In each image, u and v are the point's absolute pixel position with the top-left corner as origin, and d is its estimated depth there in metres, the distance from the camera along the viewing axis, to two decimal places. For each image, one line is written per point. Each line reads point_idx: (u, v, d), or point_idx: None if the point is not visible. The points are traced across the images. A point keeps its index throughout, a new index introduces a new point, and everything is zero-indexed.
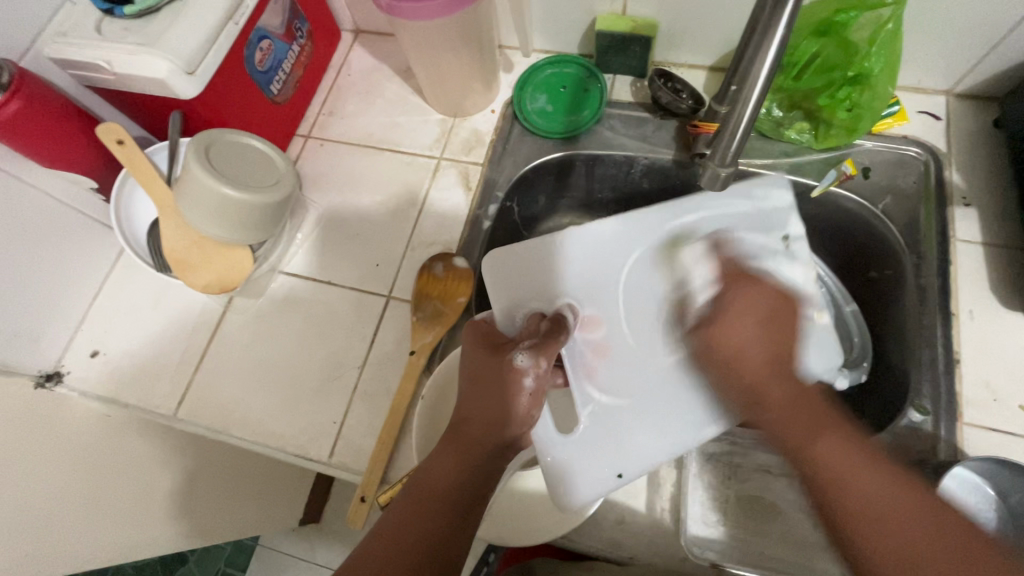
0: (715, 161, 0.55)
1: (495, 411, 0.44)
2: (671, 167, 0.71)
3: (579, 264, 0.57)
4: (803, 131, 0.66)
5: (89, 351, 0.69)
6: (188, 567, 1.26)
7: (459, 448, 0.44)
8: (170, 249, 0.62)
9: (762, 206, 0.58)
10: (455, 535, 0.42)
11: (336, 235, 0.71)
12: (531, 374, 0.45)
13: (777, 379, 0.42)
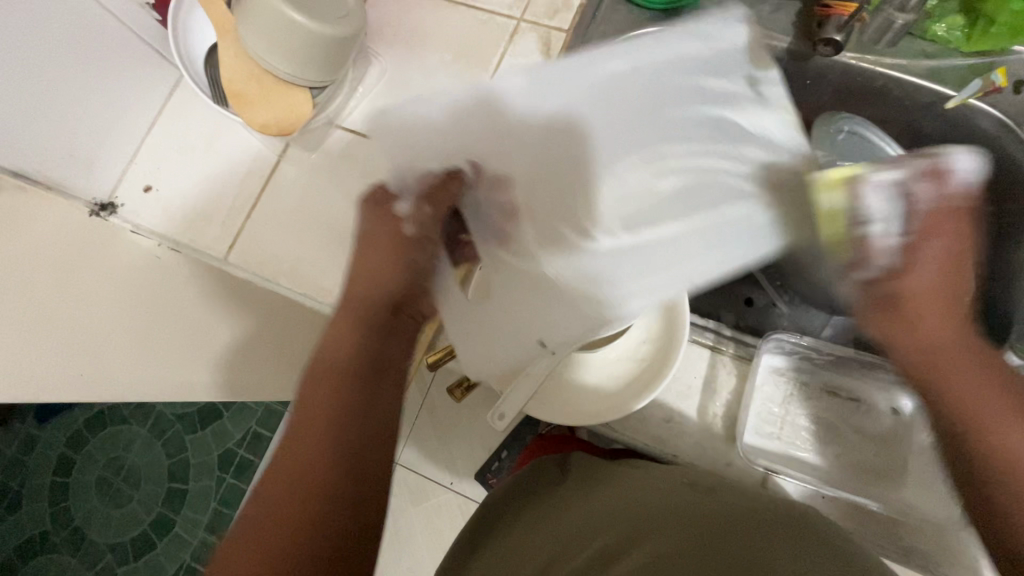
0: (894, 5, 0.53)
1: (387, 264, 0.42)
2: (783, 60, 0.62)
3: (498, 129, 0.43)
4: (954, 26, 0.56)
5: (142, 186, 0.68)
6: (224, 421, 1.34)
7: (352, 313, 0.41)
8: (231, 80, 0.57)
9: (713, 46, 0.44)
10: (376, 403, 0.38)
11: (399, 94, 0.65)
12: (410, 219, 0.43)
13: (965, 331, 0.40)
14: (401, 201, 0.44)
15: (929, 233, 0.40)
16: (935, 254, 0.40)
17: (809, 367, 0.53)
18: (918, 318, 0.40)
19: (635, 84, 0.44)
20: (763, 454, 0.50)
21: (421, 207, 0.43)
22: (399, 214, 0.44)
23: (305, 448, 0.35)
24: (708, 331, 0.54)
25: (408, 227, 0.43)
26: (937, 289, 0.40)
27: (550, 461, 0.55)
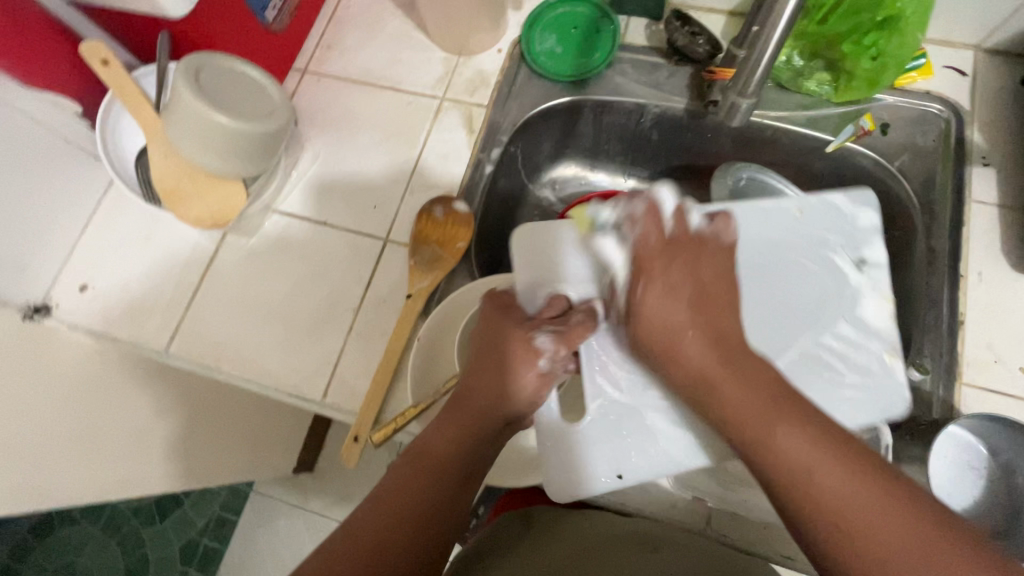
0: (736, 90, 0.55)
1: (508, 393, 0.44)
2: (682, 117, 0.69)
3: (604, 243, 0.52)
4: (823, 82, 0.63)
5: (80, 284, 0.68)
6: (184, 509, 1.28)
7: (464, 425, 0.44)
8: (162, 180, 0.60)
9: (848, 217, 0.55)
10: (457, 507, 0.43)
11: (332, 175, 0.68)
12: (548, 356, 0.45)
13: (734, 370, 0.40)
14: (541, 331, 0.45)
15: (655, 256, 0.44)
16: (670, 287, 0.43)
17: None
18: (677, 352, 0.41)
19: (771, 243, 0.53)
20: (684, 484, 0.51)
21: (559, 346, 0.45)
22: (536, 345, 0.45)
23: (394, 528, 0.40)
24: None
25: (542, 364, 0.44)
26: (663, 312, 0.42)
27: (514, 519, 0.55)
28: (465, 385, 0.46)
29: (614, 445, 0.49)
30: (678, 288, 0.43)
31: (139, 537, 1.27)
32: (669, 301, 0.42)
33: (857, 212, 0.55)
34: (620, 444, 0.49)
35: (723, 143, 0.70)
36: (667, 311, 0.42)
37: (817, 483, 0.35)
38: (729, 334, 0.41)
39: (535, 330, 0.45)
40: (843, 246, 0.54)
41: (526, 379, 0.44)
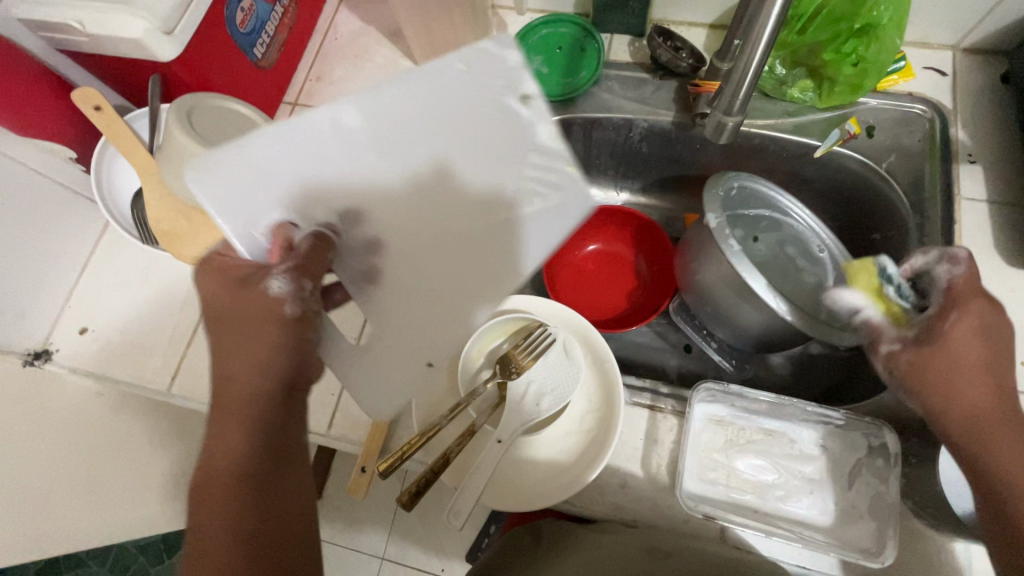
0: (721, 109, 0.56)
1: (262, 360, 0.40)
2: (670, 130, 0.70)
3: (300, 163, 0.42)
4: (806, 89, 0.64)
5: (78, 327, 0.67)
6: None
7: (243, 419, 0.39)
8: (157, 221, 0.60)
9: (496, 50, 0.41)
10: (284, 491, 0.40)
11: None
12: (291, 298, 0.41)
13: (1004, 420, 0.41)
14: (273, 276, 0.41)
15: (966, 297, 0.45)
16: (976, 333, 0.43)
17: (744, 417, 0.55)
18: (955, 388, 0.43)
19: (410, 109, 0.42)
20: (698, 499, 0.50)
21: (297, 281, 0.41)
22: (272, 293, 0.40)
23: (210, 556, 0.36)
24: (645, 391, 0.55)
25: (289, 308, 0.41)
26: (971, 353, 0.43)
27: (524, 533, 0.53)
28: (225, 378, 0.40)
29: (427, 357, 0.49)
30: (989, 333, 0.43)
31: None
32: (969, 342, 0.43)
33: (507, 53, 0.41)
34: (417, 340, 0.49)
35: (712, 153, 0.71)
36: (967, 361, 0.43)
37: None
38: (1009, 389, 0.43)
39: (267, 275, 0.41)
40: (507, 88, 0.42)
41: (274, 328, 0.40)
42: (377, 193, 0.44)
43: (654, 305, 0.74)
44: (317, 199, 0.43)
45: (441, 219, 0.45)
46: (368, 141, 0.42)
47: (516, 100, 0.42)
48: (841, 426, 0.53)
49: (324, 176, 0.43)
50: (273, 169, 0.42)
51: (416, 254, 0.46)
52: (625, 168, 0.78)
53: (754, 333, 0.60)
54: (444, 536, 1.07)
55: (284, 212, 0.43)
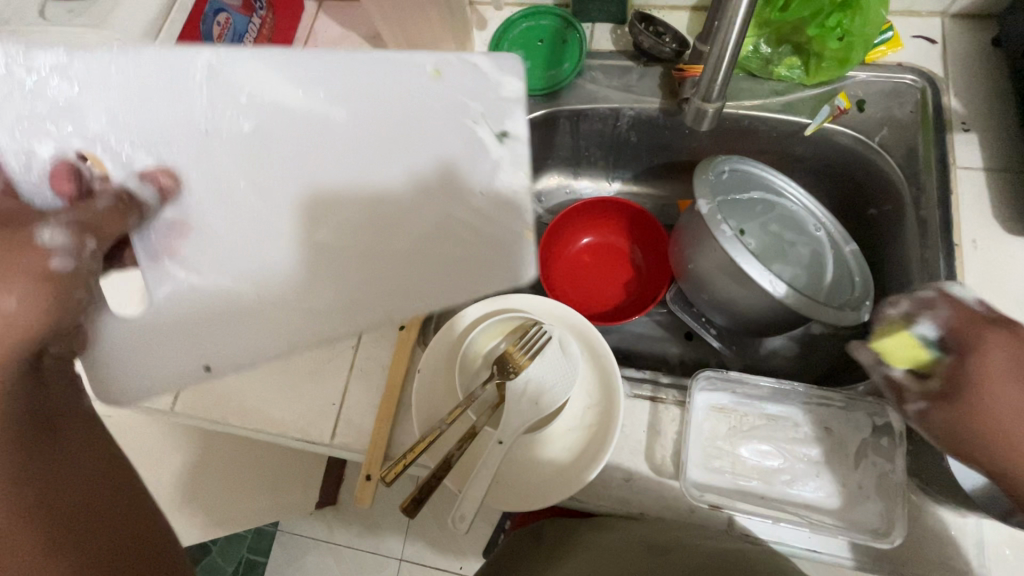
0: (700, 96, 0.56)
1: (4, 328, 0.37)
2: (656, 117, 0.69)
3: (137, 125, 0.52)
4: (793, 66, 0.63)
5: None
6: None
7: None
8: None
9: (490, 86, 0.55)
10: (68, 463, 0.35)
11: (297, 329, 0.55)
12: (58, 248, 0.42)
13: None
14: (48, 229, 0.42)
15: (982, 329, 0.42)
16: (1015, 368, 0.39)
17: (744, 403, 0.54)
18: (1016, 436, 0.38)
19: (324, 122, 0.55)
20: (704, 491, 0.50)
21: (76, 239, 0.43)
22: (42, 244, 0.41)
23: None
24: (646, 382, 0.55)
25: (57, 262, 0.41)
26: (1013, 389, 0.39)
27: (525, 534, 0.54)
28: None
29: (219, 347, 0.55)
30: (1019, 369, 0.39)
31: None
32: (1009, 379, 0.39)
33: (504, 78, 0.55)
34: (218, 331, 0.54)
35: (701, 137, 0.70)
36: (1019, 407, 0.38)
37: None
38: None
39: (38, 228, 0.42)
40: (484, 116, 0.55)
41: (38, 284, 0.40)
42: (275, 116, 0.54)
43: (652, 293, 0.73)
44: (161, 146, 0.53)
45: (363, 211, 0.56)
46: (264, 84, 0.54)
47: (482, 131, 0.55)
48: (844, 407, 0.52)
49: (212, 126, 0.53)
50: (71, 111, 0.51)
51: (319, 161, 0.55)
52: (614, 158, 0.77)
53: (753, 318, 0.60)
54: (462, 539, 1.07)
55: (152, 153, 0.53)
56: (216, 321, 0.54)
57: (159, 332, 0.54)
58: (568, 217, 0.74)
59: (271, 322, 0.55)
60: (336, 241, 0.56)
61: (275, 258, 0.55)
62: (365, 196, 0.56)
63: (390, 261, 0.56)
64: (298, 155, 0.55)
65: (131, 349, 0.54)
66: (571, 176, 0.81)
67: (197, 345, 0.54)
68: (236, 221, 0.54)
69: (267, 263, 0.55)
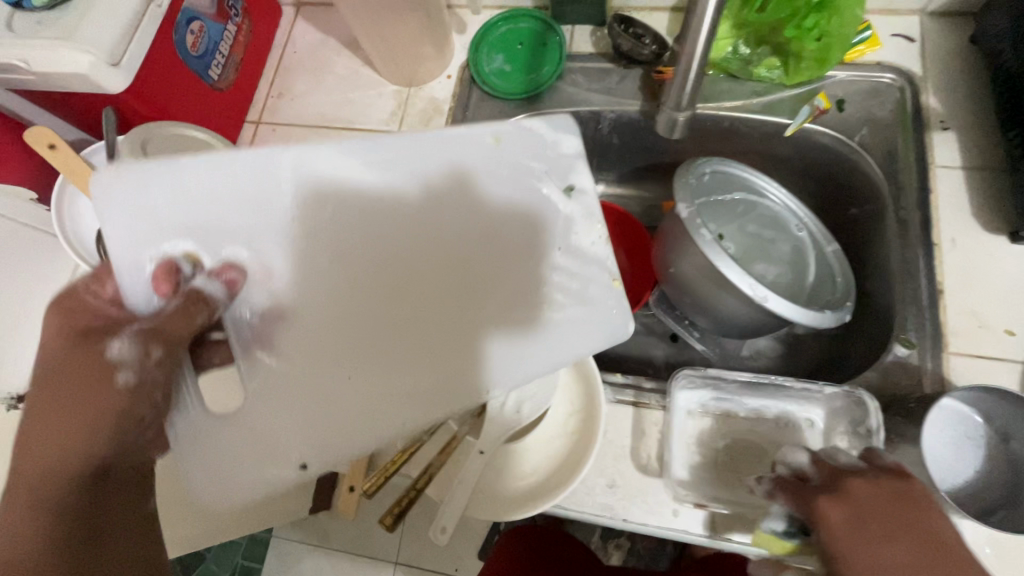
0: (670, 105, 0.57)
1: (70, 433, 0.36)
2: (638, 120, 0.68)
3: (165, 211, 0.42)
4: (773, 67, 0.63)
5: None
6: None
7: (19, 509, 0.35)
8: None
9: (550, 150, 0.49)
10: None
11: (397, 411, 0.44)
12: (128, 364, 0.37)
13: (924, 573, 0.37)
14: (116, 341, 0.38)
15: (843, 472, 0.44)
16: (855, 532, 0.40)
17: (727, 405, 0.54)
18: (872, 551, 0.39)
19: (414, 173, 0.47)
20: (687, 489, 0.50)
21: (143, 348, 0.38)
22: (110, 357, 0.37)
23: None
24: (628, 389, 0.55)
25: (122, 375, 0.37)
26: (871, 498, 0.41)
27: None
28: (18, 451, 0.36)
29: (329, 436, 0.43)
30: (862, 530, 0.40)
31: None
32: (861, 530, 0.40)
33: (560, 137, 0.50)
34: (326, 415, 0.43)
35: (683, 139, 0.70)
36: (898, 565, 0.38)
37: None
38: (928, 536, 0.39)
39: (113, 337, 0.38)
40: (548, 174, 0.49)
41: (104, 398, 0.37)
42: (355, 204, 0.46)
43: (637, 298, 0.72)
44: (205, 230, 0.43)
45: (457, 285, 0.47)
46: (339, 169, 0.45)
47: (552, 189, 0.49)
48: (825, 400, 0.52)
49: (256, 209, 0.44)
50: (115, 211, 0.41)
51: (395, 255, 0.47)
52: (598, 161, 0.77)
53: (736, 322, 0.60)
54: (456, 543, 1.08)
55: (204, 242, 0.43)
56: (240, 447, 0.43)
57: (237, 454, 0.42)
58: None
59: (376, 409, 0.44)
60: (407, 332, 0.46)
61: (374, 340, 0.45)
62: (443, 274, 0.47)
63: (483, 334, 0.46)
64: (373, 221, 0.46)
65: (206, 456, 0.42)
66: None
67: (289, 444, 0.42)
68: (310, 324, 0.44)
69: (357, 352, 0.45)
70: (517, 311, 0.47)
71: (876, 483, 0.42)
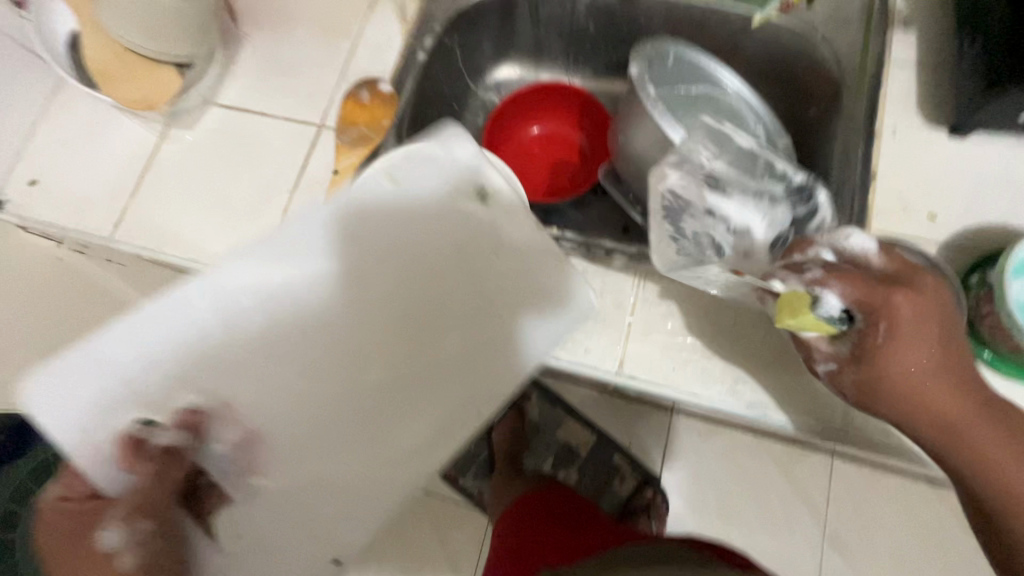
0: None
1: None
2: (613, 3, 0.69)
3: (121, 361, 0.48)
4: None
5: (30, 178, 0.66)
6: None
7: None
8: (93, 59, 0.62)
9: (449, 159, 0.53)
10: None
11: (397, 453, 0.50)
12: (117, 544, 0.43)
13: (942, 366, 0.42)
14: (108, 531, 0.43)
15: (909, 279, 0.42)
16: (914, 324, 0.41)
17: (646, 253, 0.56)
18: (911, 355, 0.41)
19: (404, 206, 0.53)
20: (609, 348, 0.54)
21: (132, 528, 0.43)
22: (106, 549, 0.42)
23: None
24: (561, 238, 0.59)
25: (125, 560, 0.42)
26: (924, 314, 0.41)
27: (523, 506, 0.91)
28: None
29: (354, 480, 0.49)
30: (916, 330, 0.41)
31: None
32: (922, 321, 0.41)
33: (452, 148, 0.53)
34: (358, 465, 0.49)
35: (657, 30, 0.71)
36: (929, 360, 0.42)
37: (965, 426, 0.42)
38: (951, 329, 0.43)
39: (102, 528, 0.43)
40: (454, 184, 0.52)
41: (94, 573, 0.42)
42: (370, 228, 0.52)
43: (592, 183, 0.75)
44: (169, 362, 0.49)
45: (460, 328, 0.51)
46: (304, 235, 0.51)
47: (473, 201, 0.52)
48: (768, 207, 0.56)
49: (195, 288, 0.49)
50: (74, 404, 0.47)
51: (347, 313, 0.51)
52: (576, 53, 0.78)
53: None
54: None
55: (180, 376, 0.49)
56: (311, 496, 0.49)
57: (316, 516, 0.49)
58: (517, 105, 0.75)
59: (402, 449, 0.50)
60: (415, 350, 0.51)
61: (396, 377, 0.51)
62: (430, 308, 0.52)
63: (477, 362, 0.51)
64: (385, 270, 0.52)
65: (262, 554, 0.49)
66: (534, 71, 0.82)
67: (308, 525, 0.49)
68: (329, 353, 0.51)
69: (374, 395, 0.51)
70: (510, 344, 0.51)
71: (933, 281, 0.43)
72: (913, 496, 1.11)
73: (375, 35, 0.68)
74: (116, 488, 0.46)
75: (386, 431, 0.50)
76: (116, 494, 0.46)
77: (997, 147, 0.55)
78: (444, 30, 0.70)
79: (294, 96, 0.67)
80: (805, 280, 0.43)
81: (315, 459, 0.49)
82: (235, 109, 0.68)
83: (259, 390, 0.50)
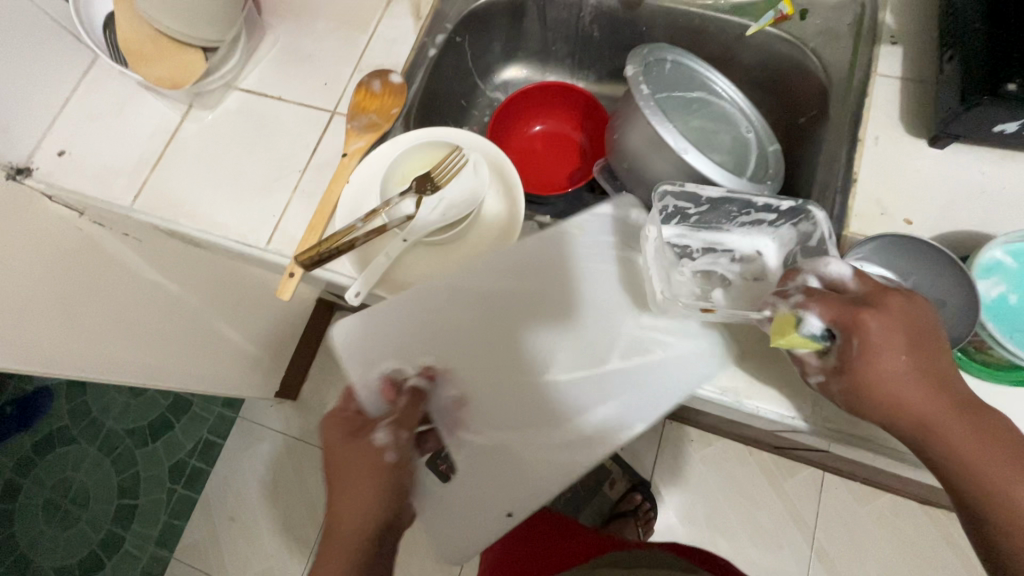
0: None
1: (369, 486, 0.48)
2: (617, 9, 0.73)
3: (404, 330, 0.58)
4: None
5: (59, 150, 0.70)
6: (174, 433, 1.27)
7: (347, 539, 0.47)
8: (125, 40, 0.65)
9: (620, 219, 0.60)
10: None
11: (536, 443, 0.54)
12: (389, 446, 0.50)
13: (920, 374, 0.42)
14: (378, 429, 0.51)
15: (880, 297, 0.43)
16: (887, 336, 0.42)
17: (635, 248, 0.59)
18: (885, 365, 0.42)
19: (565, 253, 0.59)
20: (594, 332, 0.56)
21: (397, 433, 0.51)
22: (376, 442, 0.50)
23: None
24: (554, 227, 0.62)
25: (389, 454, 0.50)
26: (899, 328, 0.42)
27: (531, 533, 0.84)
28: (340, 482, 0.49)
29: (518, 474, 0.54)
30: (888, 341, 0.42)
31: (132, 458, 1.26)
32: (895, 336, 0.42)
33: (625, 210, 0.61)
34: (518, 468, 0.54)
35: (657, 36, 0.74)
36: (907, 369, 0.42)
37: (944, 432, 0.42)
38: (930, 339, 0.43)
39: (371, 431, 0.51)
40: (620, 240, 0.59)
41: (376, 472, 0.49)
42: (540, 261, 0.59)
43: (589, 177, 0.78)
44: (414, 347, 0.58)
45: (589, 360, 0.56)
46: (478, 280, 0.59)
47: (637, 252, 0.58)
48: (772, 228, 0.57)
49: (475, 305, 0.59)
50: (377, 329, 0.59)
51: (462, 349, 0.58)
52: (581, 56, 0.82)
53: None
54: None
55: (400, 359, 0.58)
56: (490, 459, 0.55)
57: (461, 500, 0.55)
58: (520, 102, 0.78)
59: (561, 455, 0.54)
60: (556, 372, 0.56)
61: (573, 385, 0.55)
62: (563, 334, 0.57)
63: (610, 392, 0.55)
64: (562, 306, 0.58)
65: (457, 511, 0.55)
66: (541, 73, 0.86)
67: (483, 494, 0.55)
68: (492, 372, 0.57)
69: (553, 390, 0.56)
70: (624, 376, 0.55)
71: (907, 297, 0.43)
72: (903, 515, 1.11)
73: (390, 30, 0.72)
74: (371, 406, 0.54)
75: (555, 429, 0.55)
76: (372, 411, 0.54)
77: (975, 157, 0.57)
78: (455, 29, 0.74)
79: (311, 83, 0.71)
80: (790, 303, 0.46)
81: (489, 445, 0.55)
82: (254, 93, 0.72)
83: (473, 381, 0.57)
